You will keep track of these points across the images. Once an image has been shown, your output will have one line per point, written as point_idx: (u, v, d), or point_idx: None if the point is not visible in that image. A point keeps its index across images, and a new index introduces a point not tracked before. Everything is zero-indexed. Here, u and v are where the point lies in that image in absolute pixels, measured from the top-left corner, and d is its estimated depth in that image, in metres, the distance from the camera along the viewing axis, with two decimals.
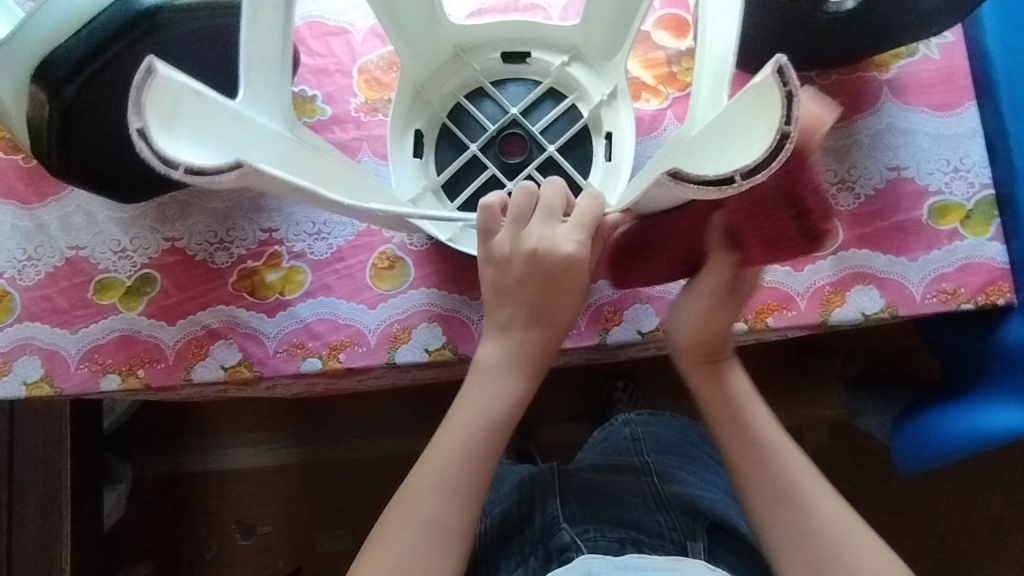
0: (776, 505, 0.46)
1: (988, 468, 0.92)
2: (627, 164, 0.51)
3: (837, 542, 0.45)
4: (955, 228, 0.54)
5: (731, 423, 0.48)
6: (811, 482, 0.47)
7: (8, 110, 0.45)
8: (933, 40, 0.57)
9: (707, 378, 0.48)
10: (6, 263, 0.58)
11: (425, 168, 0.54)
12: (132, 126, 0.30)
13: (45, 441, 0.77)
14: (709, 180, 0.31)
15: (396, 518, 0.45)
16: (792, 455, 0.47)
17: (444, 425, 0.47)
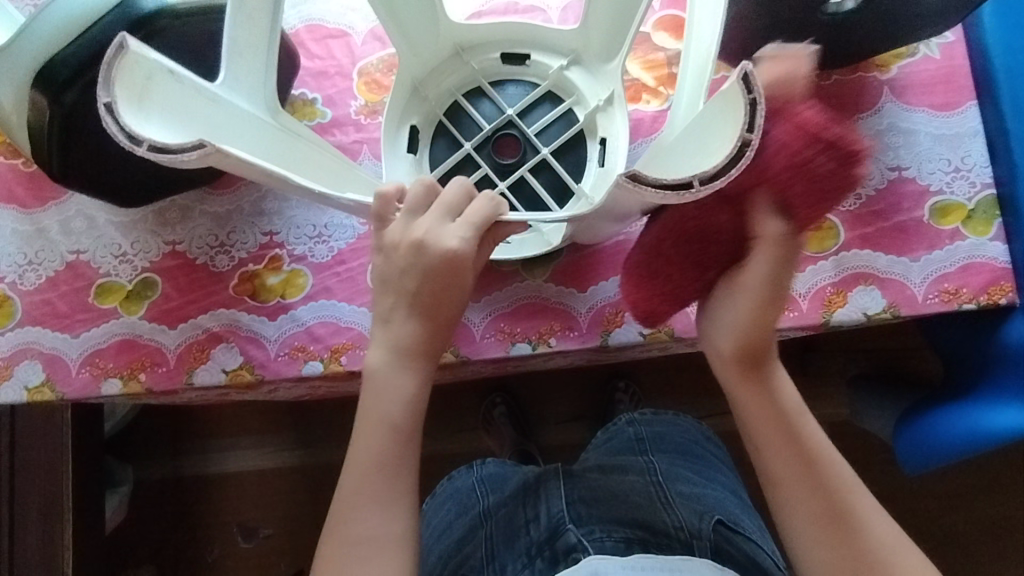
0: (824, 523, 0.45)
1: (991, 467, 0.91)
2: (619, 171, 0.51)
3: (882, 555, 0.44)
4: (956, 228, 0.54)
5: (772, 436, 0.46)
6: (857, 496, 0.46)
7: (8, 116, 0.45)
8: (933, 40, 0.57)
9: (751, 390, 0.46)
10: (7, 267, 0.58)
11: (419, 165, 0.54)
12: (99, 101, 0.34)
13: (46, 447, 0.77)
14: (670, 184, 0.36)
15: (333, 533, 0.46)
16: (837, 467, 0.46)
17: (355, 431, 0.47)
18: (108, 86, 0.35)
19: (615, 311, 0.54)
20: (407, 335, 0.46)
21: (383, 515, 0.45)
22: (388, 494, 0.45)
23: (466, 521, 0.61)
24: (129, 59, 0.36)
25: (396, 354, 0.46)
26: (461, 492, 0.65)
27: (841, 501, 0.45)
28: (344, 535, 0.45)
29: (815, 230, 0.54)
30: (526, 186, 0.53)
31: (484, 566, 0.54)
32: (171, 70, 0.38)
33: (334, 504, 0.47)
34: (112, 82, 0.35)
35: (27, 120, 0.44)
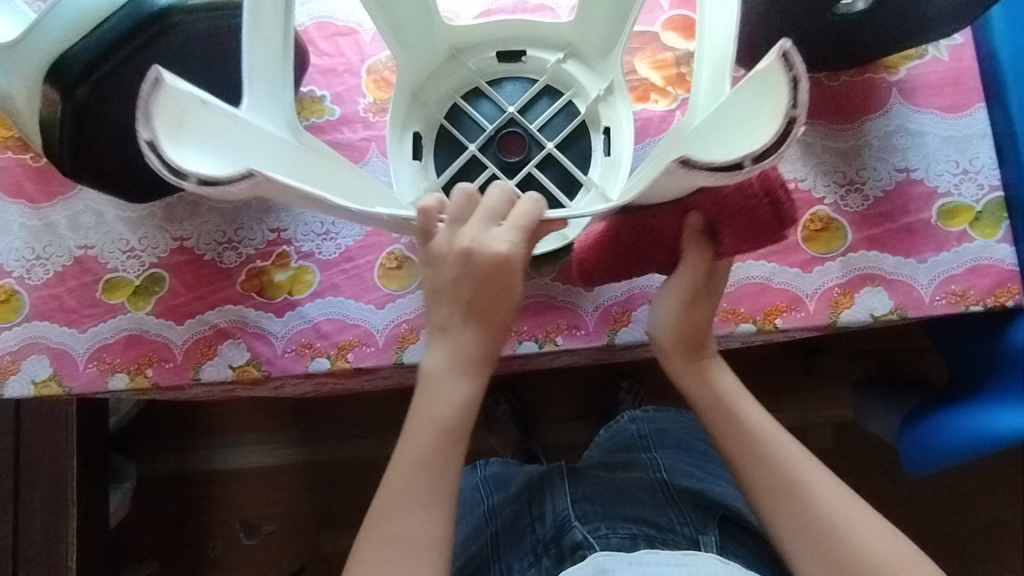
0: (775, 495, 0.47)
1: (995, 469, 0.91)
2: (627, 159, 0.52)
3: (836, 520, 0.45)
4: (964, 230, 0.54)
5: (716, 420, 0.49)
6: (803, 467, 0.47)
7: (20, 110, 0.45)
8: (942, 42, 0.57)
9: (695, 381, 0.50)
10: (15, 262, 0.58)
11: (425, 171, 0.54)
12: (141, 138, 0.33)
13: (51, 441, 0.77)
14: (720, 167, 0.33)
15: (371, 534, 0.45)
16: (782, 444, 0.48)
17: (404, 434, 0.47)
18: (147, 121, 0.33)
19: (622, 310, 0.54)
20: (468, 345, 0.45)
21: (425, 520, 0.45)
22: (428, 496, 0.45)
23: (475, 518, 0.61)
24: (163, 93, 0.34)
25: (455, 362, 0.46)
26: (465, 493, 0.65)
27: (790, 475, 0.47)
28: (384, 535, 0.45)
29: (823, 231, 0.54)
30: (535, 182, 0.53)
31: (489, 564, 0.56)
32: (202, 99, 0.36)
33: (373, 504, 0.46)
34: (150, 117, 0.33)
35: (39, 115, 0.44)
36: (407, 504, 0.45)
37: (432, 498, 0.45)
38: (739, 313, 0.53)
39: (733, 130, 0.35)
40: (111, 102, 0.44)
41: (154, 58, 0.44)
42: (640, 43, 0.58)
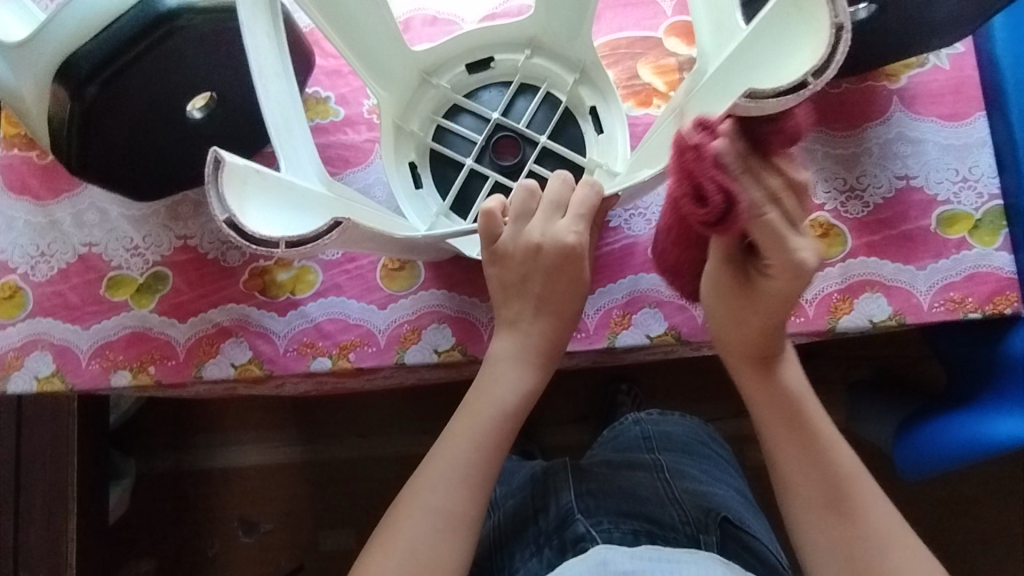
0: (827, 507, 0.46)
1: (991, 477, 0.92)
2: (622, 133, 0.53)
3: (883, 543, 0.44)
4: (963, 237, 0.54)
5: (784, 418, 0.48)
6: (862, 485, 0.46)
7: (28, 107, 0.45)
8: (943, 50, 0.57)
9: (763, 374, 0.48)
10: (20, 258, 0.59)
11: (429, 195, 0.55)
12: (223, 218, 0.34)
13: (54, 438, 0.77)
14: (784, 90, 0.32)
15: (405, 502, 0.46)
16: (840, 455, 0.47)
17: (457, 415, 0.48)
18: (223, 204, 0.34)
19: (622, 313, 0.55)
20: (533, 348, 0.48)
21: (465, 498, 0.45)
22: (468, 472, 0.46)
23: None
24: (229, 175, 0.35)
25: (514, 355, 0.48)
26: None
27: (850, 491, 0.46)
28: (420, 503, 0.45)
29: (823, 237, 0.55)
30: (536, 178, 0.54)
31: (490, 555, 0.57)
32: (258, 168, 0.36)
33: (415, 474, 0.47)
34: (224, 199, 0.34)
35: (47, 112, 0.45)
36: (447, 479, 0.45)
37: (471, 477, 0.46)
38: None
39: (777, 57, 0.34)
40: (121, 101, 0.44)
41: (163, 59, 0.43)
42: (643, 48, 0.59)
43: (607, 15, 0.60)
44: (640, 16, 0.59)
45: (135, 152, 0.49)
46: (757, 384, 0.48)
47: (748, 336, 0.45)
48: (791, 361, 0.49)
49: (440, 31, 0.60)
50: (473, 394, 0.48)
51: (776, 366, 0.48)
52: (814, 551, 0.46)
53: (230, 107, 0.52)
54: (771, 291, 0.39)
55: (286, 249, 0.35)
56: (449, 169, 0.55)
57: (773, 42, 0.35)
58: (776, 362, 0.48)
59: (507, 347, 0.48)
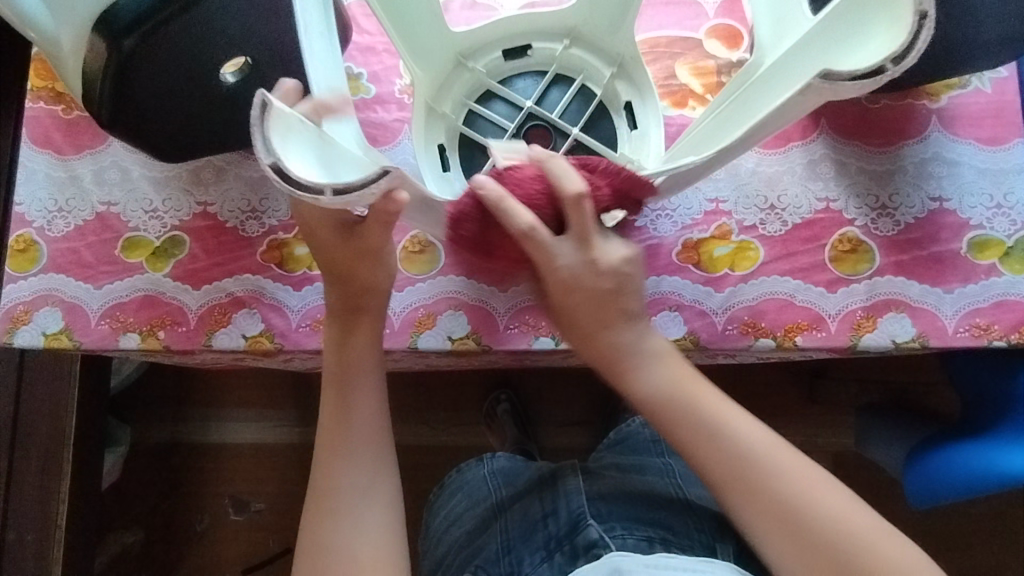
0: (736, 485, 0.44)
1: (994, 512, 0.91)
2: (656, 129, 0.53)
3: (801, 497, 0.43)
4: (993, 263, 0.53)
5: (672, 421, 0.45)
6: (765, 450, 0.45)
7: (65, 56, 0.45)
8: (986, 73, 0.57)
9: (630, 374, 0.45)
10: (36, 211, 0.58)
11: (455, 179, 0.54)
12: (269, 162, 0.33)
13: (55, 397, 0.77)
14: (862, 75, 0.35)
15: (310, 540, 0.46)
16: (739, 425, 0.45)
17: (317, 447, 0.48)
18: (267, 146, 0.33)
19: None
20: (354, 351, 0.48)
21: (373, 513, 0.46)
22: (359, 485, 0.46)
23: (481, 513, 0.60)
24: (274, 118, 0.34)
25: (338, 377, 0.48)
26: (472, 485, 0.64)
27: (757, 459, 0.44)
28: (327, 540, 0.45)
29: (850, 252, 0.54)
30: None
31: (499, 558, 0.53)
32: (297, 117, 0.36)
33: (307, 510, 0.47)
34: (268, 143, 0.33)
35: (82, 64, 0.44)
36: (337, 503, 0.46)
37: (370, 482, 0.47)
38: (760, 326, 0.53)
39: (852, 47, 0.38)
40: (157, 59, 0.43)
41: (203, 17, 0.43)
42: (682, 49, 0.58)
43: (648, 12, 0.59)
44: (681, 15, 0.59)
45: (165, 113, 0.48)
46: (622, 390, 0.46)
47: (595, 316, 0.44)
48: (658, 353, 0.46)
49: (478, 14, 0.60)
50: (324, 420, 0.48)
51: (636, 364, 0.45)
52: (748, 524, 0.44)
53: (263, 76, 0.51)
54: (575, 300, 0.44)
55: (334, 197, 0.34)
56: (478, 154, 0.55)
57: (847, 31, 0.38)
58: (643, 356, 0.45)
59: (333, 360, 0.48)
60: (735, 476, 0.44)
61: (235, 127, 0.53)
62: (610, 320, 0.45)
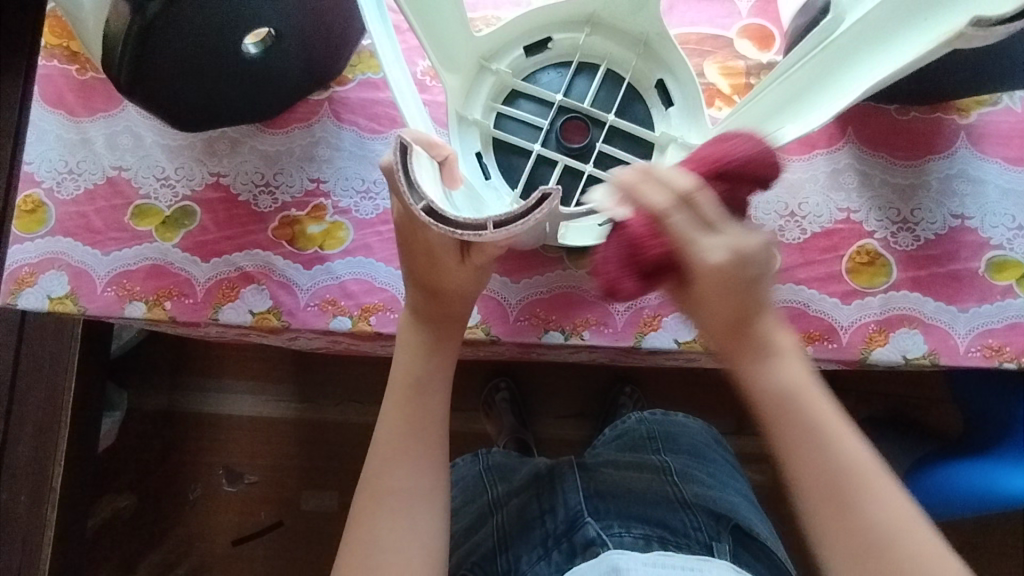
0: (835, 511, 0.36)
1: (983, 528, 0.92)
2: (700, 98, 0.52)
3: (909, 542, 0.35)
4: (1010, 285, 0.53)
5: (783, 420, 0.37)
6: (879, 485, 0.36)
7: (86, 16, 0.44)
8: (1017, 92, 0.56)
9: (745, 362, 0.38)
10: (46, 172, 0.57)
11: (501, 185, 0.52)
12: (421, 205, 0.33)
13: (56, 360, 0.76)
14: (1008, 16, 0.36)
15: (356, 534, 0.43)
16: (851, 450, 0.37)
17: (373, 449, 0.45)
18: (416, 190, 0.34)
19: (653, 315, 0.54)
20: (437, 361, 0.46)
21: (421, 513, 0.43)
22: (419, 491, 0.44)
23: (476, 507, 0.59)
24: (414, 157, 0.34)
25: (413, 383, 0.46)
26: (466, 480, 0.63)
27: (854, 483, 0.36)
28: (371, 539, 0.42)
29: (868, 265, 0.54)
30: (607, 157, 0.53)
31: (495, 555, 0.53)
32: (425, 158, 0.38)
33: (357, 501, 0.44)
34: (415, 185, 0.34)
35: (102, 25, 0.43)
36: (394, 502, 0.43)
37: (421, 502, 0.44)
38: None
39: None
40: (182, 26, 0.42)
41: None
42: (712, 47, 0.57)
43: (680, 6, 0.58)
44: (714, 13, 0.58)
45: (185, 85, 0.47)
46: (739, 373, 0.38)
47: (715, 319, 0.38)
48: (785, 352, 0.38)
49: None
50: (380, 426, 0.46)
51: (761, 358, 0.38)
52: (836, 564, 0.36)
53: (286, 48, 0.50)
54: (706, 277, 0.36)
55: (496, 230, 0.34)
56: (514, 156, 0.53)
57: None
58: (757, 331, 0.38)
59: (407, 369, 0.46)
60: (833, 496, 0.36)
61: (252, 96, 0.52)
62: (751, 311, 0.37)
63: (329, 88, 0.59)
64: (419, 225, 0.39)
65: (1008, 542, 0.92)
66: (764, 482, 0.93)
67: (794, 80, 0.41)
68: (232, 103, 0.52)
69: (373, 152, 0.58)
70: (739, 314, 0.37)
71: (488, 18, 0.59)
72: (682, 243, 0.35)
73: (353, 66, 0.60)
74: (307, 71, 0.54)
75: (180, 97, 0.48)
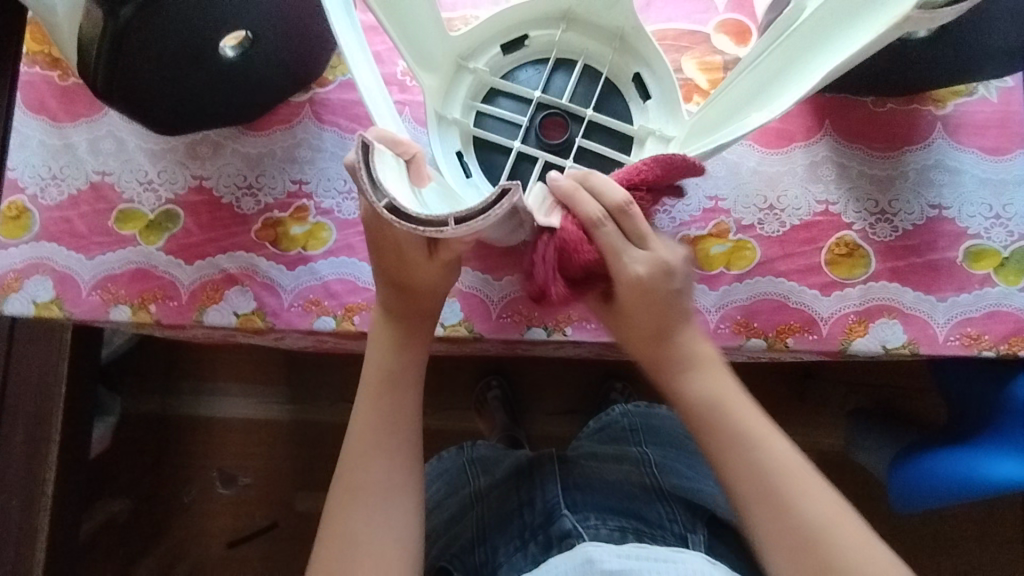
0: (762, 505, 0.42)
1: (975, 517, 0.92)
2: (677, 92, 0.52)
3: (825, 530, 0.41)
4: (988, 274, 0.53)
5: (705, 425, 0.45)
6: (798, 478, 0.43)
7: (60, 21, 0.44)
8: (993, 82, 0.56)
9: (675, 378, 0.46)
10: (29, 178, 0.57)
11: (482, 182, 0.52)
12: (382, 204, 0.34)
13: (45, 365, 0.77)
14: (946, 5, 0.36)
15: (329, 529, 0.43)
16: (773, 450, 0.43)
17: (348, 444, 0.46)
18: (378, 189, 0.34)
19: None
20: (406, 356, 0.47)
21: (393, 508, 0.44)
22: (394, 486, 0.44)
23: (457, 502, 0.60)
24: (376, 156, 0.35)
25: (388, 378, 0.46)
26: (449, 472, 0.63)
27: (774, 477, 0.42)
28: (345, 534, 0.43)
29: (847, 256, 0.54)
30: (587, 152, 0.53)
31: (473, 548, 0.54)
32: (391, 157, 0.38)
33: (333, 494, 0.45)
34: (377, 184, 0.34)
35: (76, 30, 0.43)
36: (368, 497, 0.44)
37: (395, 497, 0.44)
38: (752, 326, 0.53)
39: None
40: (156, 30, 0.42)
41: None
42: (690, 42, 0.58)
43: (657, 2, 0.58)
44: (691, 8, 0.58)
45: (161, 89, 0.47)
46: (670, 390, 0.46)
47: (643, 330, 0.46)
48: (705, 365, 0.46)
49: None
50: (354, 421, 0.46)
51: (684, 371, 0.46)
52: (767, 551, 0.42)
53: (262, 50, 0.50)
54: (626, 299, 0.45)
55: (458, 225, 0.34)
56: (494, 153, 0.54)
57: None
58: (678, 346, 0.46)
59: (380, 365, 0.46)
60: (759, 490, 0.42)
61: (231, 99, 0.53)
62: (676, 325, 0.46)
63: (310, 90, 0.59)
64: (386, 223, 0.40)
65: (1000, 531, 0.92)
66: None
67: (765, 68, 0.42)
68: (210, 106, 0.52)
69: None
70: (660, 324, 0.45)
71: (466, 18, 0.59)
72: (611, 251, 0.43)
73: (334, 67, 0.60)
74: (286, 73, 0.54)
75: (157, 101, 0.48)
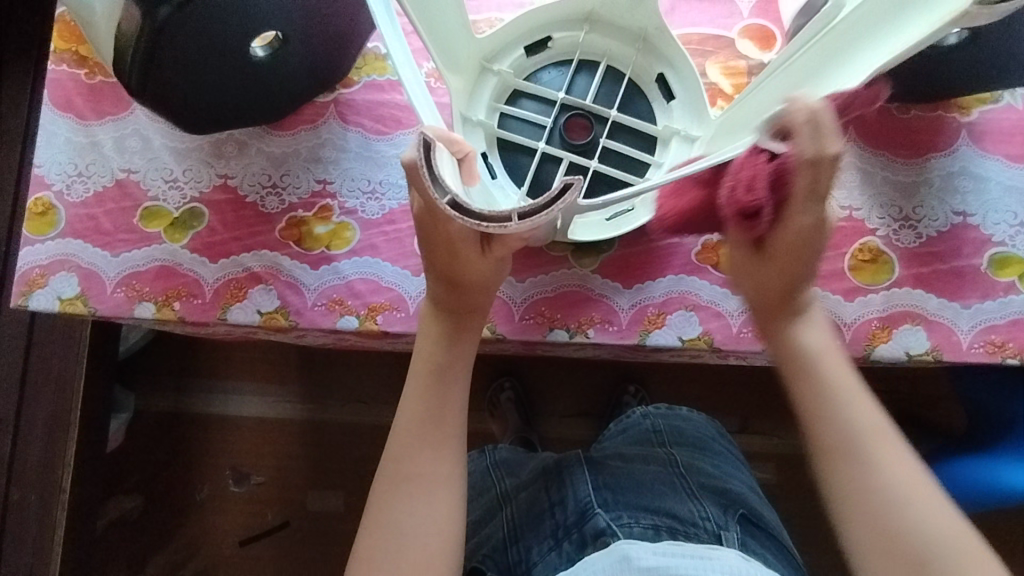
0: (841, 464, 0.41)
1: (989, 527, 0.92)
2: (700, 94, 0.52)
3: (908, 498, 0.39)
4: (1012, 282, 0.53)
5: (796, 373, 0.44)
6: (884, 445, 0.41)
7: (97, 21, 0.44)
8: (1018, 90, 0.56)
9: (781, 330, 0.45)
10: (56, 175, 0.57)
11: (506, 184, 0.52)
12: (445, 200, 0.35)
13: (65, 360, 0.77)
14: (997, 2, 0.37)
15: (375, 519, 0.44)
16: (864, 413, 0.42)
17: (393, 435, 0.46)
18: (439, 185, 0.35)
19: (657, 313, 0.54)
20: (446, 352, 0.47)
21: (436, 504, 0.44)
22: (438, 478, 0.44)
23: (486, 502, 0.59)
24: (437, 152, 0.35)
25: (436, 371, 0.46)
26: (475, 477, 0.62)
27: (863, 441, 0.41)
28: (391, 524, 0.43)
29: (870, 262, 0.54)
30: (610, 153, 0.53)
31: (506, 546, 0.54)
32: (447, 154, 0.39)
33: (377, 487, 0.45)
34: (438, 179, 0.35)
35: (113, 29, 0.44)
36: (411, 487, 0.44)
37: (439, 488, 0.44)
38: None
39: None
40: (193, 29, 0.43)
41: None
42: (714, 47, 0.58)
43: (682, 7, 0.58)
44: (716, 13, 0.58)
45: (194, 88, 0.48)
46: (776, 343, 0.45)
47: (772, 287, 0.44)
48: (813, 318, 0.46)
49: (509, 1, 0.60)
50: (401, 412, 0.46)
51: (796, 322, 0.45)
52: (841, 511, 0.41)
53: (292, 51, 0.51)
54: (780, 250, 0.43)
55: (522, 221, 0.35)
56: (518, 154, 0.54)
57: None
58: (794, 312, 0.45)
59: (428, 358, 0.47)
60: (839, 448, 0.41)
61: (261, 97, 0.53)
62: (798, 280, 0.44)
63: (334, 90, 0.60)
64: (442, 217, 0.40)
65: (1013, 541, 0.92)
66: (769, 480, 0.94)
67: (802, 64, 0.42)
68: (238, 104, 0.52)
69: (379, 153, 0.59)
70: (801, 258, 0.43)
71: (491, 20, 0.59)
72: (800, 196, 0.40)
73: (359, 68, 0.60)
74: (313, 74, 0.54)
75: (188, 99, 0.49)
